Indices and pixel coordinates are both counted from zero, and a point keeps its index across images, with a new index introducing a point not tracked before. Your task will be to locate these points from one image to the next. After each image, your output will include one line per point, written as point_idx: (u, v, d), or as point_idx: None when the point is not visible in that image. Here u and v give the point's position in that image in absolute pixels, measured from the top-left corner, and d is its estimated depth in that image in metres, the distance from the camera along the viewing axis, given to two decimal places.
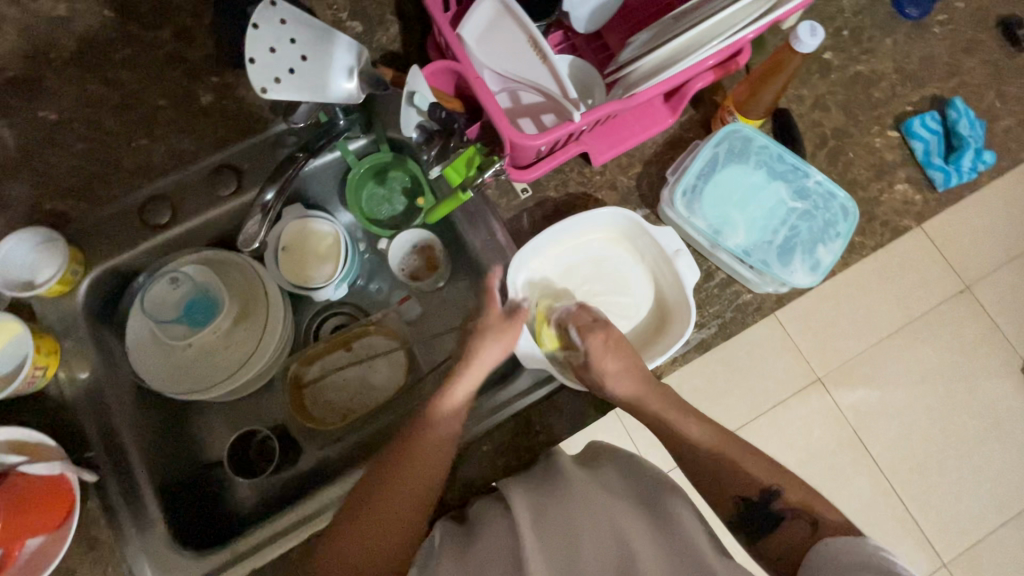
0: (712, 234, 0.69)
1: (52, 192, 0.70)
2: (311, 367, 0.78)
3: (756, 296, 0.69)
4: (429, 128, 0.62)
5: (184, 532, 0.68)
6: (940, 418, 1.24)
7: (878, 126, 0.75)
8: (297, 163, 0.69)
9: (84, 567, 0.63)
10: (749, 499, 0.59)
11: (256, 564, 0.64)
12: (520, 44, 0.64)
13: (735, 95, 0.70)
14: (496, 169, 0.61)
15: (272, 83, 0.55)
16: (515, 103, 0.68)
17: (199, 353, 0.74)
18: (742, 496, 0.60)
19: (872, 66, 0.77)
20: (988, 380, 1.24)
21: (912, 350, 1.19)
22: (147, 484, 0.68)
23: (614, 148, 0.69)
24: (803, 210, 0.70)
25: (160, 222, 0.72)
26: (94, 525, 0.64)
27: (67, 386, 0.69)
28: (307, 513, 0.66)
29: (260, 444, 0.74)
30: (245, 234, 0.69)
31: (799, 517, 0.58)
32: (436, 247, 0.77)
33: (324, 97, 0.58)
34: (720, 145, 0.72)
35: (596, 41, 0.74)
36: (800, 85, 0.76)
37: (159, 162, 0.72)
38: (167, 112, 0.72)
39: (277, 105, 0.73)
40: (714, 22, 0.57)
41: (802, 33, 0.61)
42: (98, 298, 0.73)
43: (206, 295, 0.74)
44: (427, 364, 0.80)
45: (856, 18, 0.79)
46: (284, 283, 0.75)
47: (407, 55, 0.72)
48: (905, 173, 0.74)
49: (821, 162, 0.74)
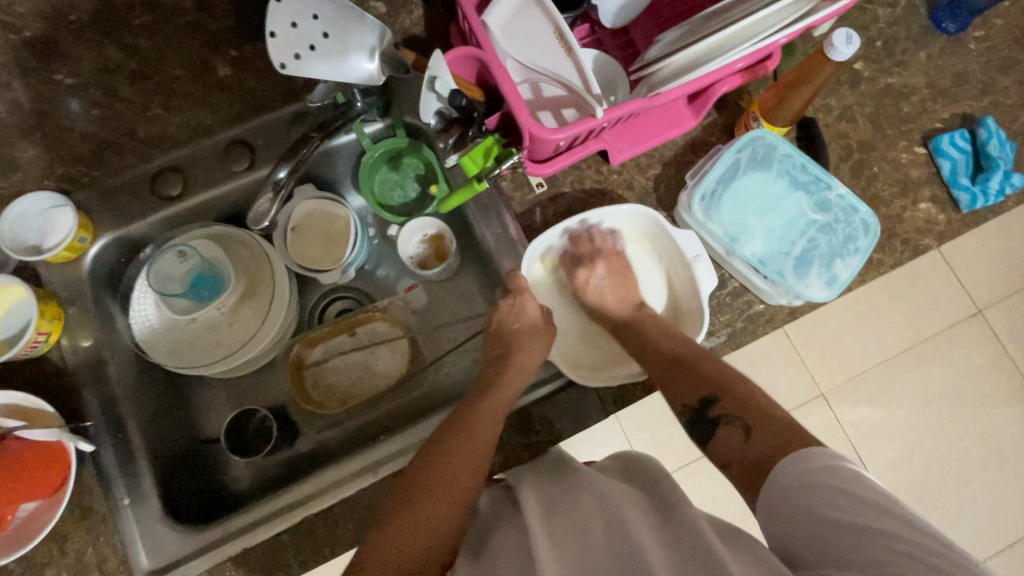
0: (729, 241, 0.68)
1: (64, 156, 0.70)
2: (313, 350, 0.78)
3: (769, 308, 0.67)
4: (448, 115, 0.61)
5: (176, 506, 0.68)
6: (944, 443, 1.22)
7: (905, 141, 0.74)
8: (312, 143, 0.68)
9: (73, 535, 0.62)
10: (694, 410, 0.57)
11: (239, 547, 0.63)
12: (546, 35, 0.63)
13: (763, 100, 0.69)
14: (514, 161, 0.59)
15: (291, 58, 0.54)
16: (536, 96, 0.67)
17: (203, 329, 0.75)
18: (690, 407, 0.58)
19: (903, 80, 0.75)
20: (994, 407, 1.23)
21: (918, 371, 1.18)
22: (143, 455, 0.68)
23: (634, 147, 0.67)
24: (823, 223, 0.69)
25: (171, 194, 0.72)
26: (87, 494, 0.64)
27: (69, 353, 0.69)
28: (296, 499, 0.65)
29: (260, 423, 0.73)
30: (256, 211, 0.67)
31: (734, 424, 0.54)
32: (447, 236, 0.76)
33: (342, 76, 0.57)
34: (742, 151, 0.70)
35: (623, 37, 0.72)
36: (828, 95, 0.74)
37: (172, 133, 0.71)
38: (183, 82, 0.71)
39: (294, 82, 0.72)
40: (748, 23, 0.55)
41: (837, 40, 0.60)
42: (104, 267, 0.72)
43: (213, 271, 0.73)
44: (430, 354, 0.79)
45: (890, 29, 0.77)
46: (292, 263, 0.74)
47: (429, 40, 0.70)
48: (930, 191, 0.72)
49: (844, 175, 0.72)
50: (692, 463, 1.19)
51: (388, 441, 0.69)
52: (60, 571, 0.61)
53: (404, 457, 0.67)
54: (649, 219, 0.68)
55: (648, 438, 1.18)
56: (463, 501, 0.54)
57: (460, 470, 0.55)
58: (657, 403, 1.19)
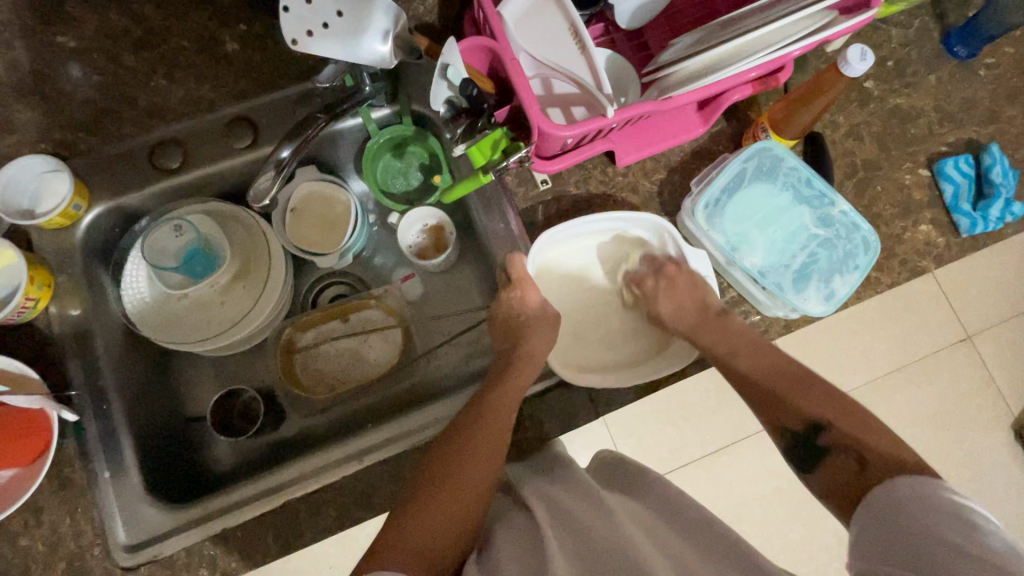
0: (729, 251, 0.68)
1: (63, 120, 0.68)
2: (305, 333, 0.77)
3: (764, 319, 0.67)
4: (458, 104, 0.61)
5: (158, 483, 0.67)
6: (926, 464, 1.23)
7: (910, 162, 0.74)
8: (318, 123, 0.66)
9: (53, 505, 0.62)
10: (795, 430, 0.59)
11: (220, 527, 0.62)
12: (560, 31, 0.62)
13: (771, 112, 0.68)
14: (521, 156, 0.59)
15: (304, 35, 0.53)
16: (548, 92, 0.66)
17: (195, 305, 0.74)
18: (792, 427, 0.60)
19: (912, 101, 0.76)
20: (976, 433, 1.24)
21: (905, 393, 1.19)
22: (126, 429, 0.67)
23: (640, 150, 0.67)
24: (824, 238, 0.69)
25: (168, 165, 0.70)
26: (67, 464, 0.63)
27: (57, 321, 0.68)
28: (279, 482, 0.64)
29: (245, 404, 0.74)
30: (256, 189, 0.65)
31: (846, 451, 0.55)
32: (447, 227, 0.76)
33: (354, 58, 0.56)
34: (748, 161, 0.70)
35: (636, 39, 0.72)
36: (836, 111, 0.75)
37: (176, 105, 0.70)
38: (190, 54, 0.70)
39: (303, 62, 0.71)
40: (765, 33, 0.55)
41: (852, 56, 0.59)
42: (97, 236, 0.71)
43: (208, 247, 0.73)
44: (422, 345, 0.78)
45: (902, 50, 0.77)
46: (289, 245, 0.74)
47: (442, 29, 0.70)
48: (931, 215, 0.72)
49: (847, 193, 0.73)
50: (677, 470, 1.19)
51: (376, 431, 0.68)
52: (36, 541, 0.61)
53: (393, 445, 0.65)
54: (665, 234, 0.68)
55: (633, 444, 1.19)
56: (459, 496, 0.53)
57: (461, 468, 0.55)
58: (646, 409, 1.19)
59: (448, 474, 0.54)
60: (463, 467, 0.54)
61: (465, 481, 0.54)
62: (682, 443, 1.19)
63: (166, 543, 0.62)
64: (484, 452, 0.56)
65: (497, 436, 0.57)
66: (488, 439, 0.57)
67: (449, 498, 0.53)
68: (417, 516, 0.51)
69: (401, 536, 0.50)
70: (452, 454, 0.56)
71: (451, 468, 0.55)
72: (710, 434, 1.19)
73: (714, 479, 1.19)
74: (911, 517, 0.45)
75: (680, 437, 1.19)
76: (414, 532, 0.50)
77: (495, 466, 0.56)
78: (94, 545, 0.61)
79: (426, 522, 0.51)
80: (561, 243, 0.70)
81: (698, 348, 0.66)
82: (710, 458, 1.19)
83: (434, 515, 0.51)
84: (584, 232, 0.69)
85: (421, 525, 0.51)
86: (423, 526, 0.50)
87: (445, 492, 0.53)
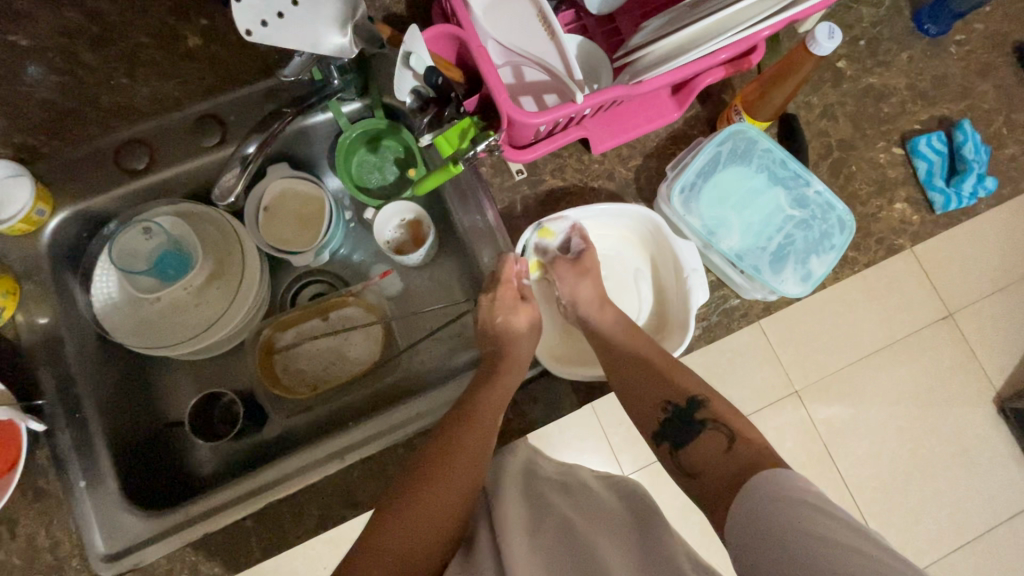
0: (707, 235, 0.67)
1: (22, 124, 0.66)
2: (285, 333, 0.76)
3: (744, 302, 0.67)
4: (424, 94, 0.58)
5: (139, 491, 0.66)
6: (911, 441, 1.25)
7: (884, 141, 0.74)
8: (284, 118, 0.65)
9: (27, 518, 0.60)
10: None
11: (196, 534, 0.61)
12: (528, 17, 0.62)
13: (745, 95, 0.68)
14: (490, 143, 0.57)
15: (259, 25, 0.51)
16: (518, 80, 0.65)
17: (169, 308, 0.72)
18: None
19: (885, 80, 0.76)
20: (959, 407, 1.26)
21: (888, 371, 1.21)
22: (101, 439, 0.66)
23: (615, 137, 0.67)
24: (800, 219, 0.69)
25: (137, 167, 0.70)
26: (39, 476, 0.61)
27: (25, 329, 0.66)
28: (252, 489, 0.64)
29: (225, 409, 0.72)
30: (222, 186, 0.64)
31: None
32: (424, 222, 0.75)
33: (312, 48, 0.55)
34: (724, 144, 0.69)
35: (608, 24, 0.71)
36: (810, 92, 0.75)
37: (139, 104, 0.69)
38: (150, 51, 0.68)
39: (270, 57, 0.70)
40: (731, 13, 0.54)
41: (819, 34, 0.59)
42: (67, 241, 0.70)
43: (179, 250, 0.71)
44: (404, 340, 0.78)
45: (874, 28, 0.77)
46: (262, 244, 0.72)
47: (410, 18, 0.68)
48: (905, 192, 0.73)
49: (823, 173, 0.73)
50: None
51: (358, 428, 0.67)
52: (10, 555, 0.59)
53: (375, 443, 0.65)
54: (648, 223, 0.67)
55: (625, 433, 1.20)
56: (455, 508, 0.52)
57: (454, 475, 0.54)
58: None
59: (436, 471, 0.54)
60: (447, 467, 0.54)
61: (458, 476, 0.53)
62: None
63: (145, 551, 0.61)
64: (467, 452, 0.55)
65: (480, 433, 0.57)
66: (479, 435, 0.56)
67: (436, 491, 0.53)
68: (401, 519, 0.51)
69: (388, 538, 0.50)
70: (435, 455, 0.55)
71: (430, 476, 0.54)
72: None
73: None
74: (782, 514, 0.44)
75: None
76: (402, 528, 0.50)
77: (478, 459, 0.55)
78: (71, 556, 0.60)
79: (410, 521, 0.51)
80: (552, 235, 0.70)
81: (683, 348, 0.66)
82: None
83: (425, 514, 0.51)
84: (573, 222, 0.69)
85: (414, 524, 0.51)
86: (411, 527, 0.50)
87: (428, 492, 0.53)
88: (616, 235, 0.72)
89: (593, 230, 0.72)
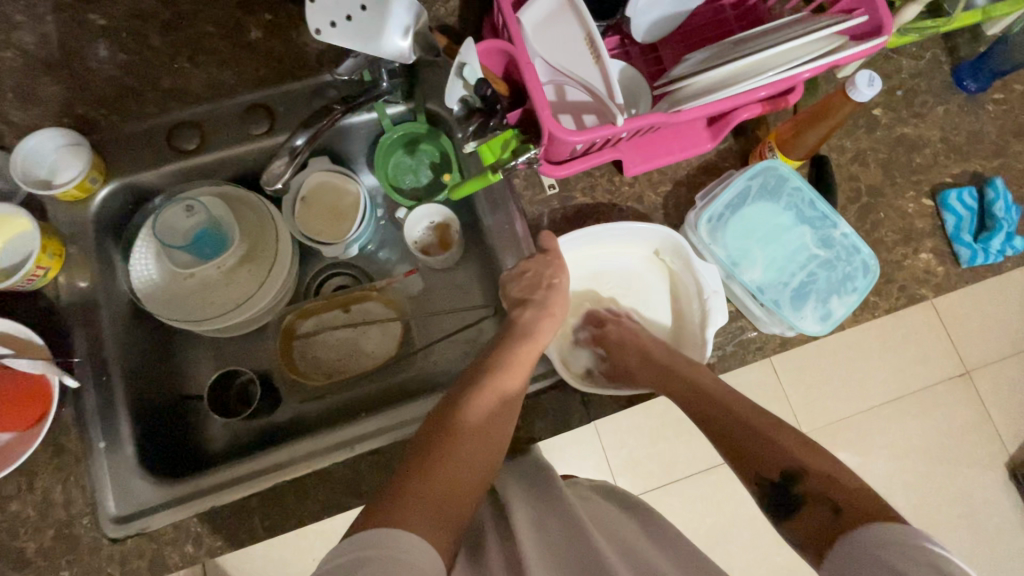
0: (730, 265, 0.69)
1: (86, 96, 0.70)
2: (306, 321, 0.79)
3: (761, 336, 0.68)
4: (471, 103, 0.61)
5: (154, 456, 0.68)
6: (916, 497, 1.22)
7: (914, 191, 0.75)
8: (333, 115, 0.66)
9: (47, 471, 0.63)
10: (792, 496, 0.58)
11: (207, 505, 0.63)
12: (575, 39, 0.64)
13: (780, 131, 0.70)
14: (530, 157, 0.60)
15: (327, 26, 0.56)
16: (560, 99, 0.66)
17: (201, 285, 0.75)
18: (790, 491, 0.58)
19: (919, 131, 0.77)
20: (971, 469, 1.23)
21: (897, 423, 1.20)
22: (123, 403, 0.67)
23: (647, 162, 0.69)
24: (825, 258, 0.70)
25: (187, 147, 0.71)
26: (62, 432, 0.64)
27: (65, 291, 0.69)
28: (261, 467, 0.65)
29: (242, 387, 0.74)
30: (269, 174, 0.65)
31: None
32: (452, 225, 0.77)
33: (374, 49, 0.57)
34: (754, 179, 0.71)
35: (651, 53, 0.73)
36: (844, 136, 0.76)
37: (196, 88, 0.71)
38: (214, 40, 0.72)
39: (324, 55, 0.73)
40: (771, 55, 0.57)
41: (859, 80, 0.60)
42: (111, 212, 0.72)
43: (218, 230, 0.74)
44: (420, 340, 0.79)
45: (912, 80, 0.78)
46: (296, 232, 0.75)
47: (460, 30, 0.71)
48: (931, 243, 0.73)
49: (850, 217, 0.73)
50: (665, 487, 1.19)
51: (368, 420, 0.68)
52: (25, 506, 0.61)
53: (381, 438, 0.66)
54: (676, 247, 0.68)
55: (625, 458, 1.20)
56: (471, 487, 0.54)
57: (473, 455, 0.55)
58: (636, 423, 1.21)
59: (445, 449, 0.55)
60: (459, 450, 0.55)
61: (468, 452, 0.55)
62: (673, 460, 1.20)
63: (154, 517, 0.62)
64: (480, 434, 0.57)
65: (494, 429, 0.58)
66: (491, 421, 0.58)
67: (445, 465, 0.54)
68: (417, 482, 0.52)
69: (408, 494, 0.51)
70: (448, 438, 0.56)
71: (443, 451, 0.55)
72: (697, 451, 1.20)
73: (701, 496, 1.19)
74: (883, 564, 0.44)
75: (670, 453, 1.20)
76: (421, 486, 0.52)
77: (490, 458, 0.56)
78: (82, 514, 0.62)
79: (423, 481, 0.52)
80: (581, 248, 0.71)
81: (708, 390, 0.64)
82: (696, 476, 1.20)
83: (437, 483, 0.52)
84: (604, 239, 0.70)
85: (425, 480, 0.52)
86: (427, 482, 0.52)
87: (439, 463, 0.54)
88: (641, 256, 0.72)
89: (620, 247, 0.72)
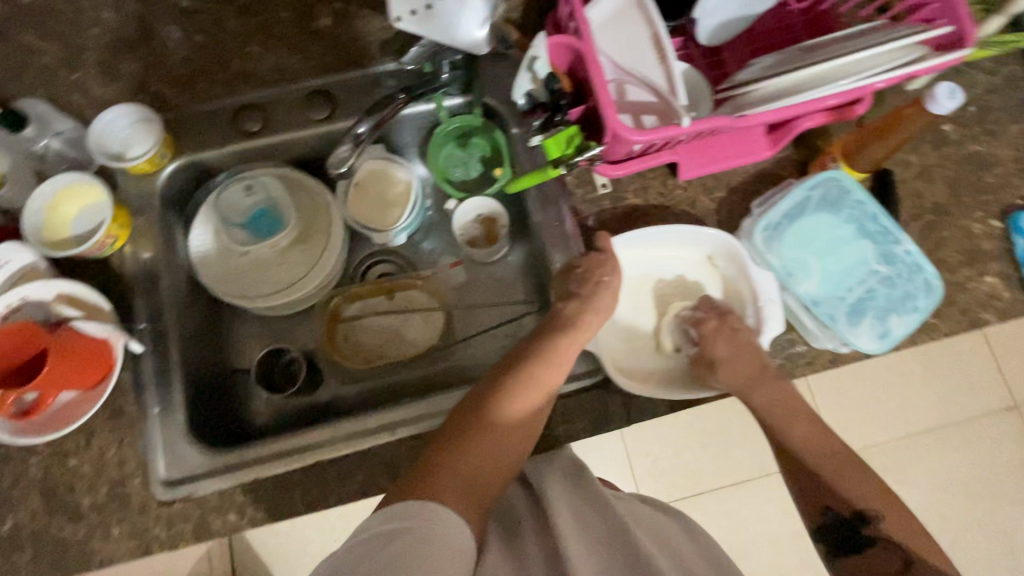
0: (784, 276, 0.67)
1: (162, 76, 0.74)
2: (351, 305, 0.80)
3: (810, 350, 0.66)
4: (537, 98, 0.64)
5: (201, 425, 0.70)
6: (954, 531, 1.17)
7: (982, 212, 0.72)
8: (396, 104, 0.68)
9: (105, 430, 0.66)
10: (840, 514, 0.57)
11: (247, 477, 0.64)
12: (640, 38, 0.64)
13: (844, 143, 0.68)
14: (593, 154, 0.59)
15: (407, 14, 0.61)
16: (621, 97, 0.66)
17: (254, 263, 0.77)
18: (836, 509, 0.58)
19: (992, 149, 0.74)
20: (1017, 508, 1.17)
21: (938, 453, 1.15)
22: (177, 370, 0.69)
23: (704, 166, 0.68)
24: (885, 275, 0.68)
25: (251, 128, 0.73)
26: (121, 395, 0.67)
27: (129, 260, 0.72)
28: (298, 445, 0.66)
29: (286, 365, 0.76)
30: (336, 157, 0.69)
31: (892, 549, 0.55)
32: (501, 220, 0.79)
33: (449, 38, 0.62)
34: (815, 189, 0.69)
35: (713, 56, 0.72)
36: (910, 151, 0.73)
37: (264, 72, 0.74)
38: (284, 27, 0.75)
39: (387, 44, 0.74)
40: (844, 63, 0.55)
41: (940, 93, 0.59)
42: (176, 188, 0.75)
43: (274, 210, 0.76)
44: (461, 332, 0.80)
45: (986, 96, 0.75)
46: (348, 219, 0.77)
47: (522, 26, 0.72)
48: (998, 267, 0.70)
49: (912, 234, 0.71)
50: (689, 498, 1.18)
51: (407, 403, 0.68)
52: (83, 462, 0.65)
53: (424, 423, 0.66)
54: (731, 252, 0.67)
55: (650, 466, 1.18)
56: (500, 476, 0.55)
57: (504, 448, 0.57)
58: (664, 432, 1.19)
59: (480, 437, 0.56)
60: (494, 440, 0.56)
61: (502, 443, 0.57)
62: (699, 471, 1.18)
63: (198, 484, 0.64)
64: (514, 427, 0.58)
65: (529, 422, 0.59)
66: (526, 414, 0.59)
67: (476, 454, 0.55)
68: (451, 469, 0.53)
69: (444, 482, 0.52)
70: (483, 428, 0.57)
71: (479, 439, 0.56)
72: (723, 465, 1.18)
73: (726, 511, 1.17)
74: None
75: (697, 465, 1.18)
76: (454, 471, 0.53)
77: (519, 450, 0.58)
78: (134, 474, 0.64)
79: (455, 468, 0.53)
80: (633, 250, 0.70)
81: (755, 400, 0.63)
82: (722, 490, 1.17)
83: (471, 474, 0.54)
84: (657, 242, 0.69)
85: (457, 465, 0.54)
86: (460, 471, 0.53)
87: (472, 450, 0.55)
88: (692, 264, 0.71)
89: (672, 253, 0.71)
